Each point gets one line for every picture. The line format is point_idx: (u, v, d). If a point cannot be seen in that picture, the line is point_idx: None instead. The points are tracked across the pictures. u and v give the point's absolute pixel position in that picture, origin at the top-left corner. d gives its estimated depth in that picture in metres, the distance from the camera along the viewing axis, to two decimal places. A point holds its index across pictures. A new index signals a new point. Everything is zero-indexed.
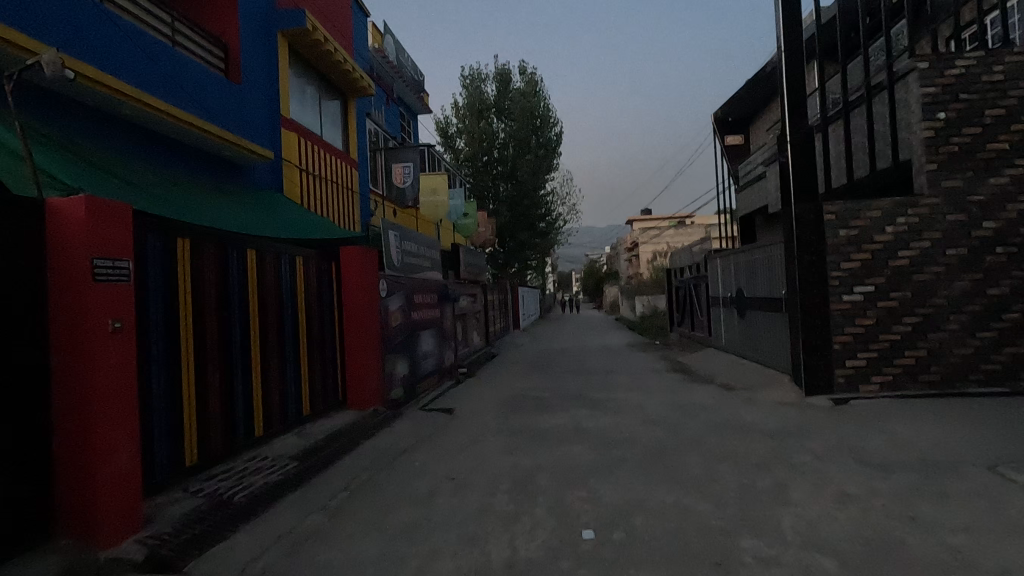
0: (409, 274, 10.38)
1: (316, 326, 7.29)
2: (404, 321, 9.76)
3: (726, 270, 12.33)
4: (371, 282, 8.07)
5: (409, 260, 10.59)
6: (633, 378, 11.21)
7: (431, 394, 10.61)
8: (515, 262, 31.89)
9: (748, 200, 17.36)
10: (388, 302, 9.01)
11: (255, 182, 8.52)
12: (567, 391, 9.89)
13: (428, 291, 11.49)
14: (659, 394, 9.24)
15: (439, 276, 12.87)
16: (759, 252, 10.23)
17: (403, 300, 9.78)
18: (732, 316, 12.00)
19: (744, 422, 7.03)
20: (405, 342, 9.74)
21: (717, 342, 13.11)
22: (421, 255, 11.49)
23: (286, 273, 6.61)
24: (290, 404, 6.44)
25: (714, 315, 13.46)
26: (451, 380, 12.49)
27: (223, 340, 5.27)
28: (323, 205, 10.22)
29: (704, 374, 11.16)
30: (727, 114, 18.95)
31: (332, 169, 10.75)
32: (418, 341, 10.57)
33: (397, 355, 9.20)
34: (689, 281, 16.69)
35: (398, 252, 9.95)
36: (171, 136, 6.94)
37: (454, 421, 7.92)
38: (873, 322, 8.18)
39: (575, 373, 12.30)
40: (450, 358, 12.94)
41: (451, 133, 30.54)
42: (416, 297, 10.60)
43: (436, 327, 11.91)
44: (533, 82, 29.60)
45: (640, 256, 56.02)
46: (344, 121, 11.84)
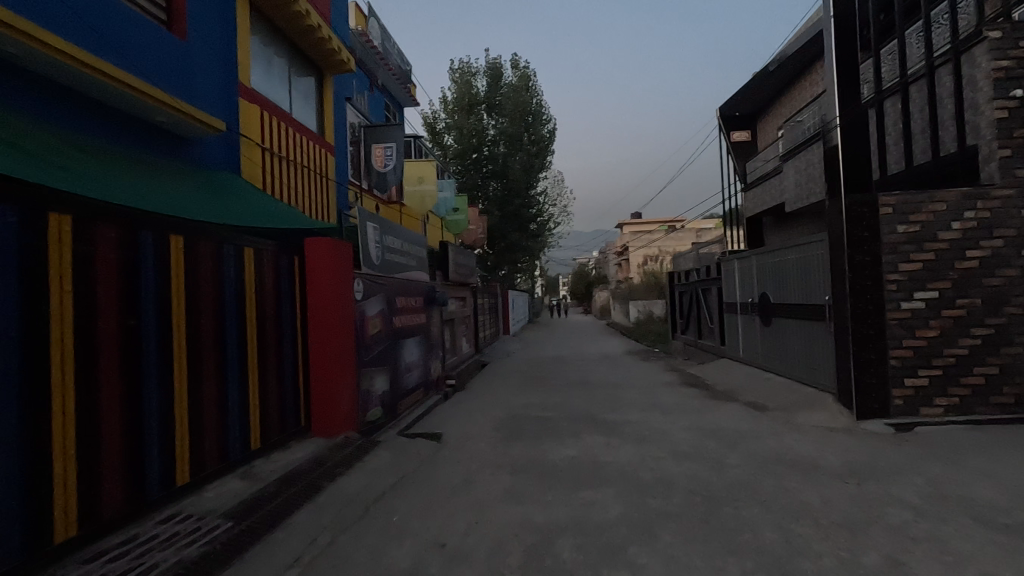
0: (390, 274, 8.98)
1: (272, 336, 5.86)
2: (385, 329, 8.38)
3: (746, 273, 11.09)
4: (344, 282, 6.70)
5: (391, 259, 9.18)
6: (645, 394, 9.91)
7: (414, 413, 9.23)
8: (505, 264, 30.61)
9: (758, 200, 16.24)
10: (365, 307, 7.62)
11: (205, 160, 7.07)
12: (573, 410, 8.57)
13: (413, 294, 10.12)
14: (681, 416, 7.94)
15: (426, 277, 11.48)
16: (791, 253, 8.99)
17: (384, 304, 8.40)
18: (754, 325, 10.75)
19: (799, 456, 5.75)
20: (386, 354, 8.35)
21: (734, 352, 11.88)
22: (405, 252, 10.04)
23: (230, 269, 5.19)
24: (234, 436, 5.04)
25: (728, 323, 12.23)
26: (438, 394, 11.14)
27: (128, 354, 3.92)
28: (291, 193, 8.75)
29: (725, 390, 9.92)
30: (733, 109, 17.84)
31: (303, 151, 9.29)
32: (400, 351, 9.20)
33: (374, 370, 7.81)
34: (696, 286, 15.50)
35: (378, 250, 8.50)
36: (92, 96, 5.51)
37: (442, 453, 6.51)
38: (937, 334, 6.95)
39: (577, 386, 10.99)
40: (437, 368, 11.59)
41: (439, 129, 29.13)
42: (398, 300, 9.20)
43: (421, 335, 10.54)
44: (525, 77, 28.34)
45: (631, 260, 55.04)
46: (319, 100, 10.42)
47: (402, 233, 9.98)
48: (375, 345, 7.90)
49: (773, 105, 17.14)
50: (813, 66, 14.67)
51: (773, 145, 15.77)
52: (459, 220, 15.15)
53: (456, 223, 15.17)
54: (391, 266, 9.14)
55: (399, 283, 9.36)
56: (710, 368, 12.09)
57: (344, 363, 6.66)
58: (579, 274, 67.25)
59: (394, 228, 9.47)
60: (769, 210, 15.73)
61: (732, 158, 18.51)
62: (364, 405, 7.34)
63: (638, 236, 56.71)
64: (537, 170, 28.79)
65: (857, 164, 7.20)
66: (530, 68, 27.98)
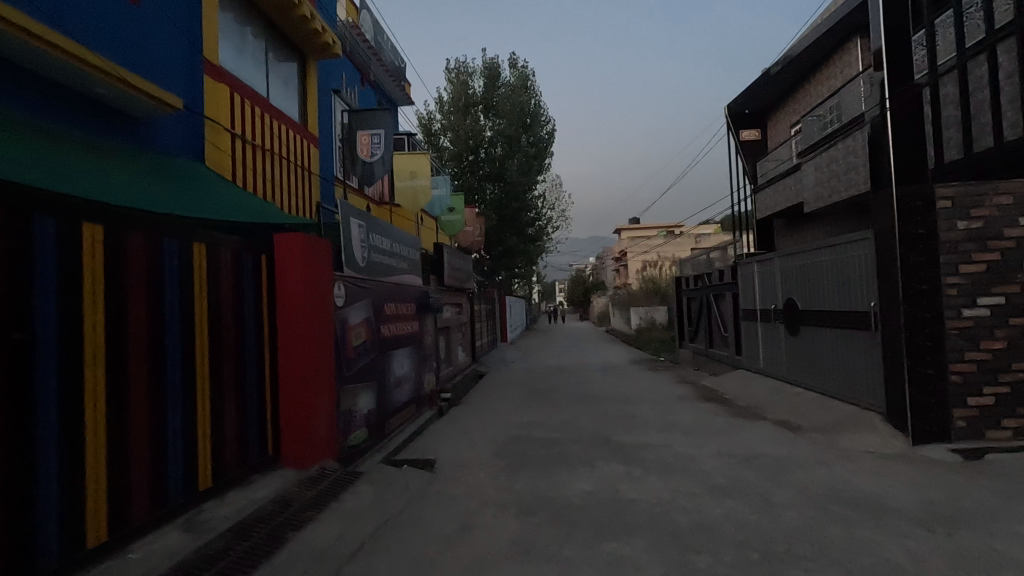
0: (377, 278, 8.04)
1: (232, 349, 4.88)
2: (371, 339, 7.43)
3: (767, 277, 10.18)
4: (320, 286, 5.76)
5: (379, 260, 8.24)
6: (661, 411, 8.97)
7: (404, 433, 8.27)
8: (502, 270, 29.74)
9: (770, 201, 15.39)
10: (347, 315, 6.67)
11: (162, 145, 6.12)
12: (583, 431, 7.62)
13: (404, 300, 9.19)
14: (707, 439, 7.00)
15: (419, 282, 10.55)
16: (824, 255, 8.08)
17: (370, 311, 7.46)
18: (777, 334, 9.84)
19: (862, 494, 4.82)
20: (372, 369, 7.40)
21: (753, 363, 10.96)
22: (395, 254, 9.08)
23: (174, 268, 4.26)
24: (175, 475, 4.07)
25: (746, 332, 11.32)
26: (432, 410, 10.19)
27: (10, 373, 3.05)
28: (266, 187, 7.78)
29: (748, 406, 8.99)
30: (742, 106, 17.01)
31: (282, 141, 8.34)
32: (389, 364, 8.26)
33: (358, 388, 6.85)
34: (706, 292, 14.62)
35: (363, 251, 7.55)
36: (13, 61, 4.57)
37: (435, 486, 5.54)
38: (1004, 345, 6.04)
39: (583, 401, 10.05)
40: (431, 382, 10.63)
41: (435, 130, 28.28)
42: (386, 307, 8.25)
43: (413, 345, 9.60)
44: (523, 77, 27.51)
45: (629, 265, 54.25)
46: (301, 87, 9.48)
47: (392, 232, 9.04)
48: (359, 358, 6.96)
49: (783, 102, 16.31)
50: (827, 59, 13.83)
51: (786, 144, 14.97)
52: (455, 220, 13.97)
53: (451, 224, 14.00)
54: (379, 269, 8.20)
55: (388, 287, 8.43)
56: (727, 381, 11.17)
57: (319, 380, 5.69)
58: (576, 279, 66.37)
59: (382, 226, 8.52)
60: (782, 211, 14.89)
61: (741, 158, 17.71)
62: (346, 429, 6.38)
63: (636, 242, 56.05)
64: (535, 173, 27.93)
65: (910, 151, 6.31)
66: (527, 67, 27.13)
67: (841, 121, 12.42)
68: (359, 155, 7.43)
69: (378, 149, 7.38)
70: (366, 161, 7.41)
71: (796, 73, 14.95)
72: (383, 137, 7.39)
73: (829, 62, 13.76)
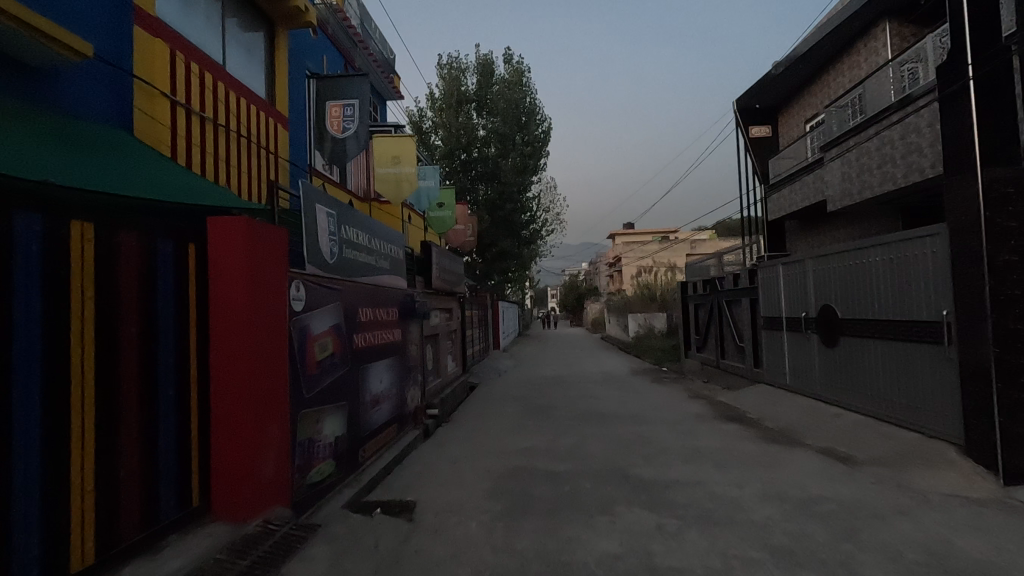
0: (353, 279, 6.81)
1: (137, 369, 3.60)
2: (341, 351, 6.19)
3: (796, 281, 9.06)
4: (267, 283, 4.52)
5: (353, 258, 6.98)
6: (680, 435, 7.78)
7: (380, 462, 7.03)
8: (495, 274, 28.61)
9: (786, 201, 14.32)
10: (309, 321, 5.44)
11: (73, 107, 4.83)
12: (594, 462, 6.39)
13: (384, 305, 7.96)
14: (745, 473, 5.81)
15: (403, 284, 9.33)
16: (876, 255, 6.96)
17: (340, 317, 6.23)
18: (809, 346, 8.70)
19: (978, 565, 3.62)
20: (342, 387, 6.16)
21: (777, 378, 9.82)
22: (374, 251, 7.82)
23: (33, 258, 3.03)
24: (23, 553, 2.84)
25: (769, 342, 10.18)
26: (415, 430, 8.97)
27: None
28: (218, 170, 6.53)
29: (779, 429, 7.83)
30: (753, 100, 15.95)
31: (240, 117, 7.10)
32: (364, 379, 7.03)
33: (322, 411, 5.61)
34: (717, 298, 13.52)
35: (332, 244, 6.28)
36: None
37: (414, 545, 4.28)
38: None
39: (589, 421, 8.85)
40: (415, 398, 9.41)
41: (426, 128, 27.14)
42: (361, 313, 7.00)
43: (394, 356, 8.36)
44: (519, 72, 26.35)
45: (624, 270, 53.25)
46: (269, 60, 8.25)
47: (371, 227, 7.79)
48: (324, 375, 5.72)
49: (798, 96, 15.22)
50: (851, 46, 12.73)
51: (804, 139, 13.84)
52: (444, 216, 12.83)
53: (440, 220, 12.85)
54: (354, 267, 6.95)
55: (365, 289, 7.20)
56: (748, 397, 10.01)
57: (265, 405, 4.43)
58: (569, 285, 65.25)
59: (359, 219, 7.26)
60: (800, 211, 13.80)
61: (751, 155, 16.64)
62: (304, 464, 5.14)
63: (631, 247, 55.03)
64: (530, 173, 26.76)
65: (998, 126, 5.17)
66: (523, 62, 25.96)
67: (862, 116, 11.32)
68: (327, 130, 6.18)
69: (352, 123, 6.14)
70: (336, 136, 6.16)
71: (815, 63, 13.83)
72: (357, 108, 6.16)
73: (853, 50, 12.66)
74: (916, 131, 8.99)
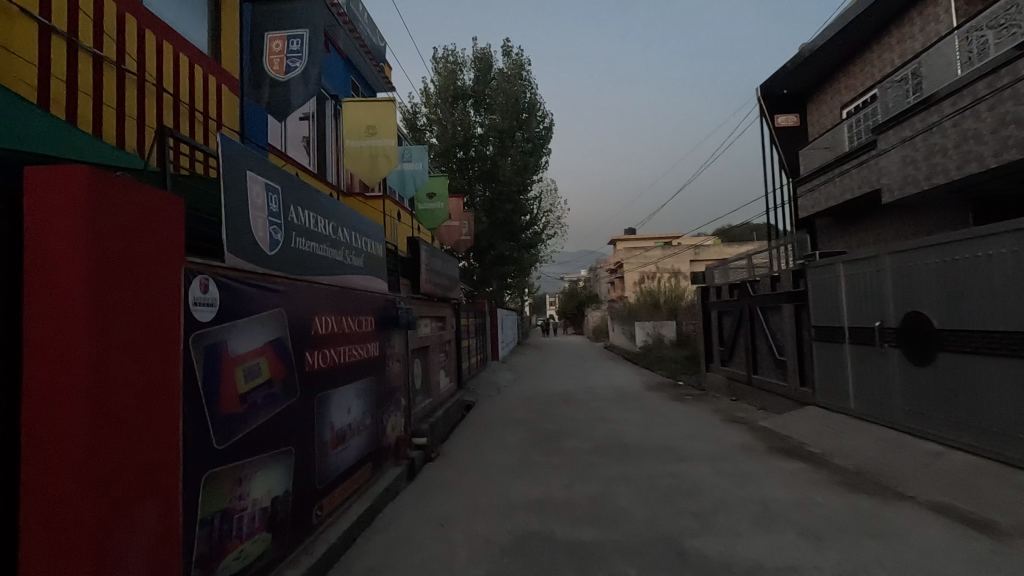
0: (305, 278, 5.10)
1: None
2: (282, 377, 4.48)
3: (865, 284, 7.40)
4: (138, 272, 2.89)
5: (311, 250, 5.32)
6: (733, 478, 6.08)
7: (342, 521, 5.32)
8: (494, 280, 26.97)
9: (822, 195, 12.70)
10: (227, 337, 3.74)
11: None
12: (630, 529, 4.69)
13: (353, 312, 6.25)
14: (850, 550, 4.11)
15: (384, 288, 7.63)
16: (996, 247, 5.39)
17: (282, 329, 4.54)
18: (885, 363, 7.03)
19: None
20: (284, 427, 4.45)
21: (836, 401, 8.14)
22: (341, 245, 6.12)
23: None
24: None
25: (824, 357, 8.50)
26: (397, 467, 7.27)
27: None
28: (124, 133, 4.87)
29: (858, 470, 6.13)
30: (780, 85, 14.42)
31: (163, 69, 5.44)
32: (323, 410, 5.32)
33: (250, 466, 3.90)
34: (748, 303, 11.86)
35: (271, 230, 4.55)
36: None
37: None
38: None
39: (612, 457, 7.15)
40: (398, 426, 7.70)
41: (421, 125, 25.60)
42: (318, 323, 5.29)
43: (369, 377, 6.65)
44: (518, 66, 24.78)
45: (626, 277, 51.60)
46: (214, 6, 6.60)
47: (338, 214, 6.10)
48: (254, 413, 4.00)
49: (833, 78, 13.60)
50: (901, 17, 11.14)
51: (843, 124, 12.26)
52: (436, 209, 11.11)
53: (431, 213, 11.13)
54: (309, 263, 5.23)
55: (324, 291, 5.50)
56: (799, 423, 8.32)
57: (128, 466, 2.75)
58: (568, 292, 63.57)
59: (318, 202, 5.58)
60: (839, 206, 12.19)
61: (778, 147, 15.07)
62: (211, 553, 3.42)
63: (633, 253, 53.38)
64: (531, 172, 25.11)
65: None
66: (523, 55, 24.43)
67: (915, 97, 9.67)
68: (267, 71, 4.64)
69: (298, 61, 4.65)
70: (278, 77, 4.65)
71: (856, 40, 12.22)
72: (306, 42, 4.68)
73: (905, 21, 11.04)
74: (1012, 100, 7.34)
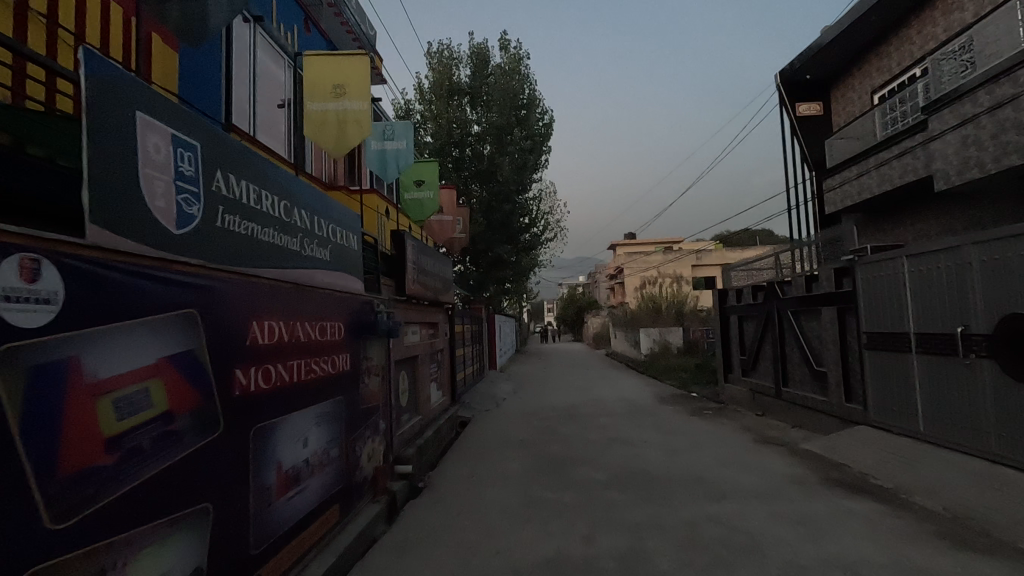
0: (238, 269, 3.78)
1: None
2: (190, 407, 3.16)
3: (941, 281, 6.15)
4: None
5: (250, 233, 4.02)
6: (795, 526, 4.79)
7: None
8: (491, 284, 25.71)
9: (855, 187, 11.47)
10: (80, 353, 2.44)
11: None
12: None
13: (314, 317, 4.94)
14: None
15: (359, 288, 6.33)
16: None
17: (191, 339, 3.21)
18: (971, 376, 5.77)
19: None
20: (192, 479, 3.12)
21: (899, 421, 6.86)
22: (297, 231, 4.83)
23: None
24: None
25: (880, 370, 7.23)
26: (373, 506, 5.95)
27: None
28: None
29: (952, 516, 4.85)
30: (805, 70, 13.22)
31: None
32: (265, 447, 3.99)
33: (124, 546, 2.59)
34: (775, 307, 10.61)
35: (179, 199, 3.26)
36: None
37: None
38: None
39: (637, 494, 5.85)
40: (375, 455, 6.38)
41: (415, 122, 24.37)
42: (258, 330, 3.97)
43: (335, 398, 5.33)
44: (517, 59, 23.55)
45: (627, 282, 50.28)
46: None
47: (293, 190, 4.79)
48: (135, 466, 2.71)
49: (862, 61, 12.36)
50: None
51: (877, 109, 11.08)
52: (424, 199, 9.89)
53: (420, 204, 9.92)
54: (245, 250, 3.93)
55: (270, 287, 4.19)
56: (853, 447, 7.03)
57: None
58: (568, 298, 62.24)
59: (263, 173, 4.28)
60: (875, 199, 10.96)
61: (801, 139, 13.85)
62: None
63: (633, 258, 52.11)
64: (530, 171, 23.83)
65: None
66: (521, 48, 23.21)
67: (970, 70, 8.61)
68: None
69: None
70: None
71: (894, 14, 10.97)
72: None
73: None
74: None
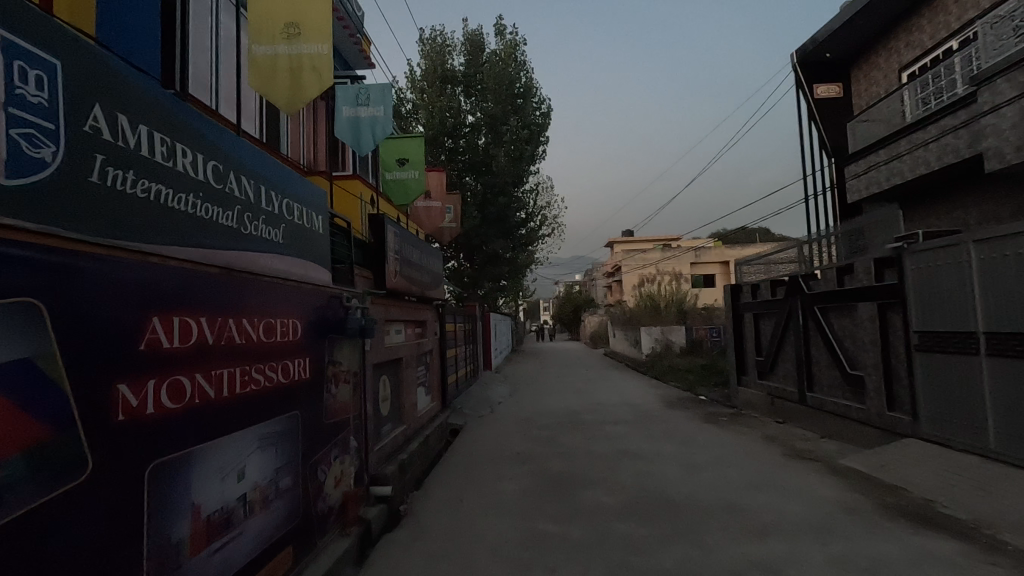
0: (130, 244, 2.70)
1: None
2: (26, 446, 2.11)
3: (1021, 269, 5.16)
4: None
5: (154, 198, 2.95)
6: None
7: None
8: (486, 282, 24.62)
9: (883, 173, 10.49)
10: None
11: None
12: None
13: (258, 312, 3.88)
14: None
15: (325, 278, 5.28)
16: None
17: (27, 343, 2.14)
18: None
19: None
20: (30, 550, 2.08)
21: (962, 434, 5.87)
22: (235, 203, 3.76)
23: None
24: None
25: (937, 374, 6.24)
26: (341, 541, 4.90)
27: None
28: None
29: None
30: (825, 47, 12.23)
31: None
32: (172, 486, 2.93)
33: None
34: (798, 303, 9.62)
35: (13, 135, 2.18)
36: None
37: None
38: None
39: (661, 527, 4.83)
40: (346, 477, 5.33)
41: (406, 112, 23.28)
42: (164, 328, 2.91)
43: (288, 412, 4.28)
44: (513, 45, 22.45)
45: (625, 281, 49.24)
46: None
47: (229, 150, 3.73)
48: None
49: (888, 37, 11.37)
50: None
51: (906, 88, 10.07)
52: (408, 180, 8.83)
53: (403, 185, 8.87)
54: (144, 218, 2.86)
55: (187, 272, 3.13)
56: (905, 464, 6.04)
57: None
58: (564, 297, 61.16)
59: (180, 119, 3.19)
60: (906, 185, 9.99)
61: (820, 123, 12.86)
62: None
63: (631, 255, 51.12)
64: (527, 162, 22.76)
65: None
66: (517, 33, 22.12)
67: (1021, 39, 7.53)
68: None
69: None
70: None
71: None
72: None
73: None
74: None
